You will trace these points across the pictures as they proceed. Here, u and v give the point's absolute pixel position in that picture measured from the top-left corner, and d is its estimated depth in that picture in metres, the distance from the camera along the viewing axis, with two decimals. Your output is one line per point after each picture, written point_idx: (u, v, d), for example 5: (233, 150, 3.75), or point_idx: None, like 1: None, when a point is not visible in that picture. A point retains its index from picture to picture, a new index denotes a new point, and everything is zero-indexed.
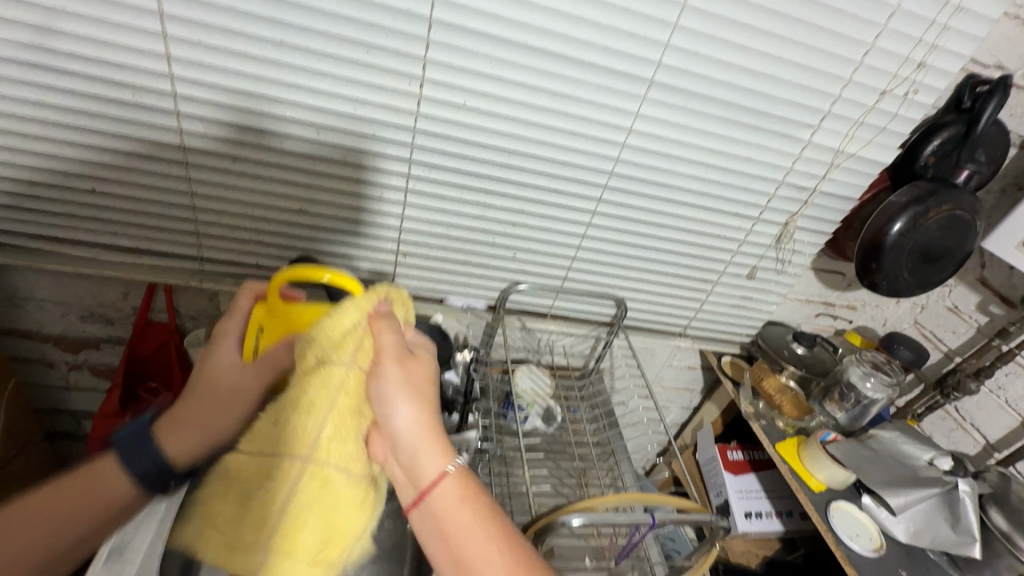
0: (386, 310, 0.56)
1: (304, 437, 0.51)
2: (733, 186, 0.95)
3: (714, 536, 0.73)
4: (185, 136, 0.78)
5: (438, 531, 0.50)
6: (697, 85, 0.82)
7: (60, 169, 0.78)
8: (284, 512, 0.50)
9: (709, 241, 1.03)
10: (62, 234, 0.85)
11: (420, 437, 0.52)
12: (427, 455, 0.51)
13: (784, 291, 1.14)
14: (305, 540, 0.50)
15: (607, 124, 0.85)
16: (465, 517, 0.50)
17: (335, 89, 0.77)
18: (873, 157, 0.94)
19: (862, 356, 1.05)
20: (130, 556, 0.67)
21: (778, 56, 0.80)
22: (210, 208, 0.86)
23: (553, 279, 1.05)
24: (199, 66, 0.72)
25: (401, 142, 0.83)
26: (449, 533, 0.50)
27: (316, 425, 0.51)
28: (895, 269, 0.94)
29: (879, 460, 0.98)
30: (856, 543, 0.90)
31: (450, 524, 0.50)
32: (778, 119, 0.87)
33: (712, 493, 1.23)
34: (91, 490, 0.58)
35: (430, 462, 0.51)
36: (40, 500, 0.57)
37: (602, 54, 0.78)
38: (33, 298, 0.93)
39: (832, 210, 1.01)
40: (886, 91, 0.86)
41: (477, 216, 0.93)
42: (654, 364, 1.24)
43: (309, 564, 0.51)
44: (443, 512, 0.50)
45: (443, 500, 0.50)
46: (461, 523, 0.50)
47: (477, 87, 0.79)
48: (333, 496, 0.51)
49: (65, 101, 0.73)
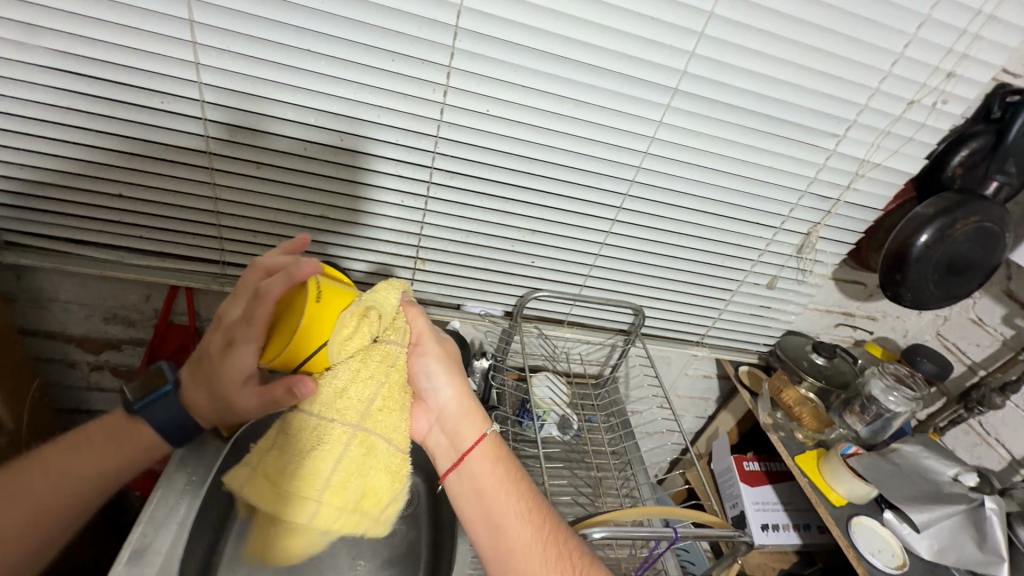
0: (412, 298, 0.62)
1: (351, 408, 0.54)
2: (755, 195, 0.94)
3: (737, 552, 0.72)
4: (211, 142, 0.79)
5: (472, 489, 0.63)
6: (721, 94, 0.82)
7: (89, 174, 0.80)
8: (332, 473, 0.54)
9: (729, 250, 1.02)
10: (89, 238, 0.87)
11: (463, 406, 0.67)
12: (466, 427, 0.66)
13: (804, 301, 1.13)
14: (349, 493, 0.55)
15: (630, 132, 0.85)
16: (497, 474, 0.63)
17: (359, 96, 0.77)
18: (898, 167, 0.92)
19: (884, 369, 1.03)
20: (152, 558, 0.67)
21: (804, 66, 0.79)
22: (233, 213, 0.86)
23: (571, 287, 1.05)
24: (228, 74, 0.73)
25: (423, 149, 0.83)
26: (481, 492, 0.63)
27: (368, 396, 0.54)
28: (921, 281, 0.92)
29: (901, 475, 0.97)
30: (879, 559, 0.88)
31: (482, 483, 0.63)
32: (802, 129, 0.86)
33: (728, 504, 1.22)
34: (119, 442, 0.61)
35: (468, 432, 0.66)
36: (63, 458, 0.59)
37: (627, 63, 0.77)
38: (58, 299, 0.94)
39: (855, 221, 1.00)
40: (913, 101, 0.85)
41: (497, 223, 0.93)
42: (671, 372, 1.23)
43: (350, 513, 0.56)
44: (476, 473, 0.64)
45: (477, 463, 0.64)
46: (493, 483, 0.63)
47: (501, 95, 0.79)
48: (376, 458, 0.56)
49: (96, 107, 0.74)
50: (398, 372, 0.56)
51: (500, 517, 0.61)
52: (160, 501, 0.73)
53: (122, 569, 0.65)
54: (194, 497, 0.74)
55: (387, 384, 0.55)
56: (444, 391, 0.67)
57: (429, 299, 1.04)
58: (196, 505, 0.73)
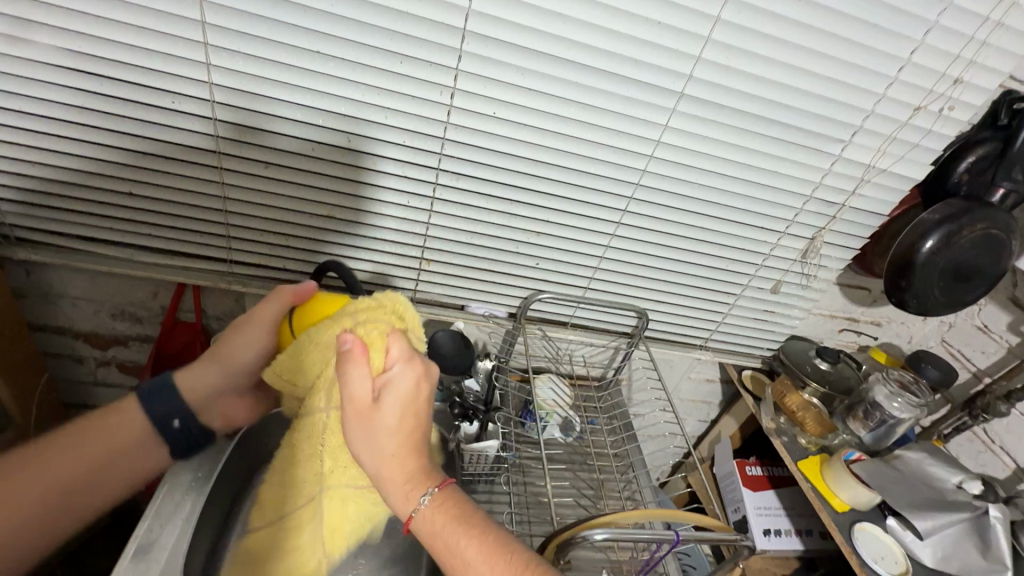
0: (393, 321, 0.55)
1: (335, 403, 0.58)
2: (760, 199, 0.94)
3: (737, 555, 0.72)
4: (220, 142, 0.80)
5: (436, 542, 0.51)
6: (727, 99, 0.82)
7: (99, 172, 0.81)
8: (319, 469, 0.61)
9: (734, 254, 1.02)
10: (99, 235, 0.88)
11: (398, 446, 0.51)
12: (399, 472, 0.51)
13: (808, 305, 1.13)
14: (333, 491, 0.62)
15: (635, 136, 0.85)
16: (449, 534, 0.50)
17: (367, 98, 0.78)
18: (904, 173, 0.92)
19: (888, 374, 1.03)
20: (157, 553, 0.69)
21: (811, 71, 0.79)
22: (241, 212, 0.87)
23: (575, 289, 1.05)
24: (238, 74, 0.74)
25: (429, 151, 0.84)
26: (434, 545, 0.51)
27: (347, 403, 0.56)
28: (925, 288, 0.92)
29: (905, 482, 0.96)
30: (881, 566, 0.88)
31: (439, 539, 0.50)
32: (808, 134, 0.86)
33: (730, 508, 1.21)
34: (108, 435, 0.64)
35: (404, 474, 0.51)
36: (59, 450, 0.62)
37: (633, 67, 0.78)
38: (67, 295, 0.95)
39: (860, 226, 1.00)
40: (920, 107, 0.84)
41: (502, 225, 0.94)
42: (674, 375, 1.23)
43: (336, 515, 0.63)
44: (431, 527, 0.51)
45: (425, 518, 0.51)
46: (444, 537, 0.50)
47: (507, 97, 0.80)
48: (360, 463, 0.60)
49: (107, 106, 0.75)
50: (372, 388, 0.52)
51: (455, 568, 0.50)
52: (166, 497, 0.74)
53: (127, 565, 0.66)
54: (199, 494, 0.75)
55: (356, 399, 0.55)
56: (379, 427, 0.51)
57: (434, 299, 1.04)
58: (200, 503, 0.74)
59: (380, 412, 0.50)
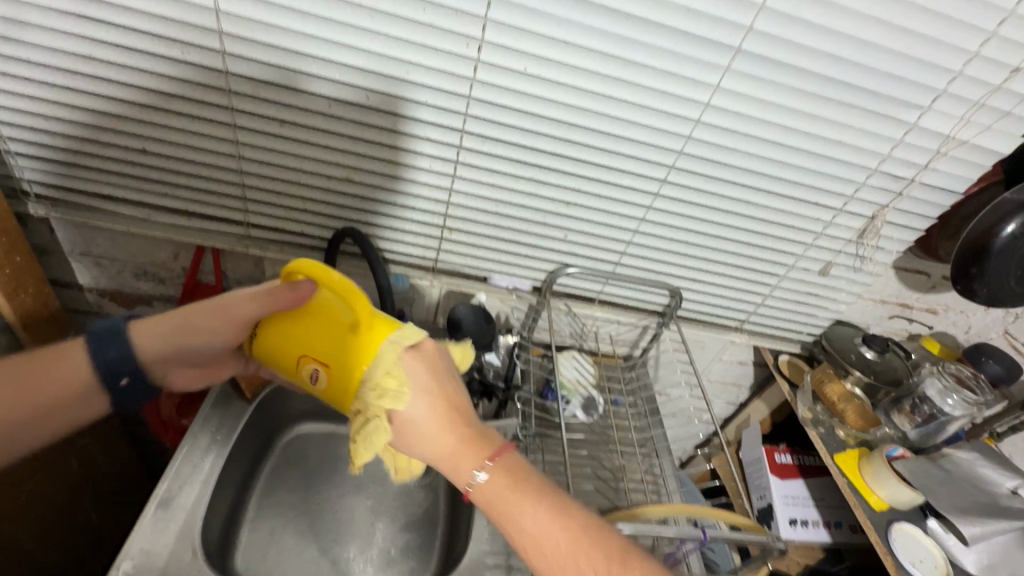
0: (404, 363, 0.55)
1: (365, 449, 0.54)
2: (818, 172, 0.85)
3: (766, 555, 0.66)
4: (233, 97, 0.75)
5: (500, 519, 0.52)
6: (791, 56, 0.72)
7: (113, 128, 0.78)
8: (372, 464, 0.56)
9: (781, 231, 0.93)
10: (116, 193, 0.86)
11: (441, 431, 0.53)
12: (464, 454, 0.53)
13: (859, 290, 1.04)
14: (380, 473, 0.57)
15: (680, 97, 0.76)
16: (512, 501, 0.51)
17: (388, 50, 0.71)
18: (989, 145, 0.81)
19: (944, 368, 0.96)
20: (176, 513, 0.74)
21: (892, 24, 0.69)
22: (257, 172, 0.84)
23: (604, 264, 0.99)
24: (250, 23, 0.69)
25: (452, 110, 0.78)
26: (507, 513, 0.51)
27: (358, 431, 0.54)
28: (1000, 277, 0.82)
29: (953, 483, 0.89)
30: (919, 570, 0.83)
31: (522, 534, 0.51)
32: (881, 98, 0.76)
33: (755, 495, 1.18)
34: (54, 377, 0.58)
35: (474, 454, 0.53)
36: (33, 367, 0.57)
37: (685, 17, 0.69)
38: (89, 254, 0.94)
39: (929, 205, 0.90)
40: (1020, 68, 0.73)
41: (530, 193, 0.88)
42: (704, 357, 1.17)
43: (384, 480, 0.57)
44: (488, 496, 0.52)
45: (489, 491, 0.52)
46: (528, 525, 0.51)
47: (540, 51, 0.72)
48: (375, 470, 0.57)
49: (118, 57, 0.71)
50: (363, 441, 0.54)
51: (529, 547, 0.50)
52: (186, 458, 0.80)
53: (149, 519, 0.72)
54: (218, 453, 0.82)
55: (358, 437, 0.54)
56: (412, 407, 0.53)
57: (455, 270, 1.00)
58: (217, 465, 0.80)
59: (414, 419, 0.53)
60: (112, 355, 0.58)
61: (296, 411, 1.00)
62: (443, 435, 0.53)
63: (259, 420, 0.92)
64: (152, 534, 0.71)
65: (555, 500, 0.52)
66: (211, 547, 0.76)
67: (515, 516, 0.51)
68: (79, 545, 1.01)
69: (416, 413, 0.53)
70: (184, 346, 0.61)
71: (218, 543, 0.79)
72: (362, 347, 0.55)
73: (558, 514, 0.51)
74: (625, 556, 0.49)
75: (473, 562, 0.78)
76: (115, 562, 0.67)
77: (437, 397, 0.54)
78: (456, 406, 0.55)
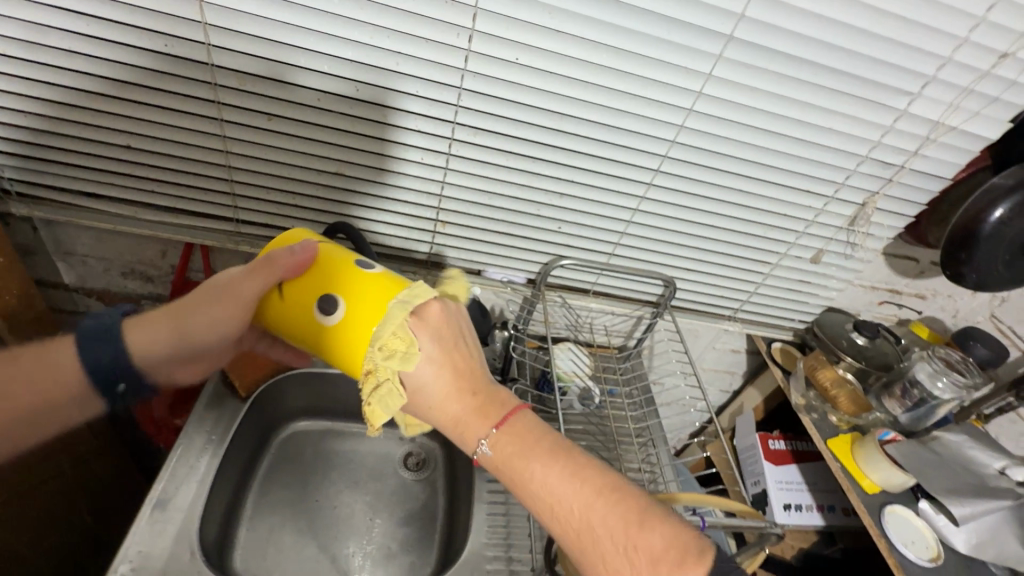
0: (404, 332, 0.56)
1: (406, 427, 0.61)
2: (809, 160, 0.85)
3: (763, 541, 0.66)
4: (219, 91, 0.74)
5: (518, 478, 0.52)
6: (783, 43, 0.72)
7: (96, 124, 0.76)
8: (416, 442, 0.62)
9: (773, 220, 0.94)
10: (101, 190, 0.84)
11: (452, 395, 0.55)
12: (475, 415, 0.55)
13: (849, 276, 1.05)
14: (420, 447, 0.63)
15: (673, 86, 0.76)
16: (533, 458, 0.53)
17: (377, 41, 0.70)
18: (977, 131, 0.82)
19: (933, 352, 0.97)
20: (172, 514, 0.73)
21: (882, 10, 0.69)
22: (245, 168, 0.82)
23: (597, 255, 0.99)
24: (235, 14, 0.67)
25: (443, 101, 0.77)
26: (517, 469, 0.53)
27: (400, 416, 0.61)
28: (989, 262, 0.83)
29: (944, 466, 0.91)
30: (912, 551, 0.85)
31: (543, 490, 0.51)
32: (872, 85, 0.76)
33: (749, 481, 1.19)
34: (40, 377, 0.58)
35: (487, 416, 0.55)
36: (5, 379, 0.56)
37: (677, 5, 0.68)
38: (75, 253, 0.93)
39: (919, 191, 0.90)
40: (1008, 54, 0.73)
41: (523, 185, 0.87)
42: (698, 346, 1.18)
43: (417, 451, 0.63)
44: (505, 451, 0.54)
45: (503, 445, 0.54)
46: (549, 478, 0.51)
47: (530, 40, 0.71)
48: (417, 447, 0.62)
49: (99, 50, 0.69)
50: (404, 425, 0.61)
51: (550, 502, 0.51)
52: (181, 459, 0.79)
53: (146, 521, 0.71)
54: (213, 453, 0.81)
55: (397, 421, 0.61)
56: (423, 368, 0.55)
57: (449, 264, 1.00)
58: (213, 465, 0.80)
59: (425, 384, 0.56)
60: (105, 353, 0.60)
61: (291, 408, 0.99)
62: (453, 395, 0.56)
63: (254, 419, 0.91)
64: (148, 536, 0.70)
65: (570, 454, 0.53)
66: (209, 547, 0.75)
67: (531, 465, 0.52)
68: (74, 548, 1.00)
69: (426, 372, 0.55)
70: (176, 340, 0.62)
71: (216, 543, 0.78)
72: (366, 299, 0.58)
73: (569, 473, 0.52)
74: (643, 514, 0.49)
75: (474, 554, 0.78)
76: (111, 565, 0.67)
77: (448, 369, 0.56)
78: (469, 371, 0.57)
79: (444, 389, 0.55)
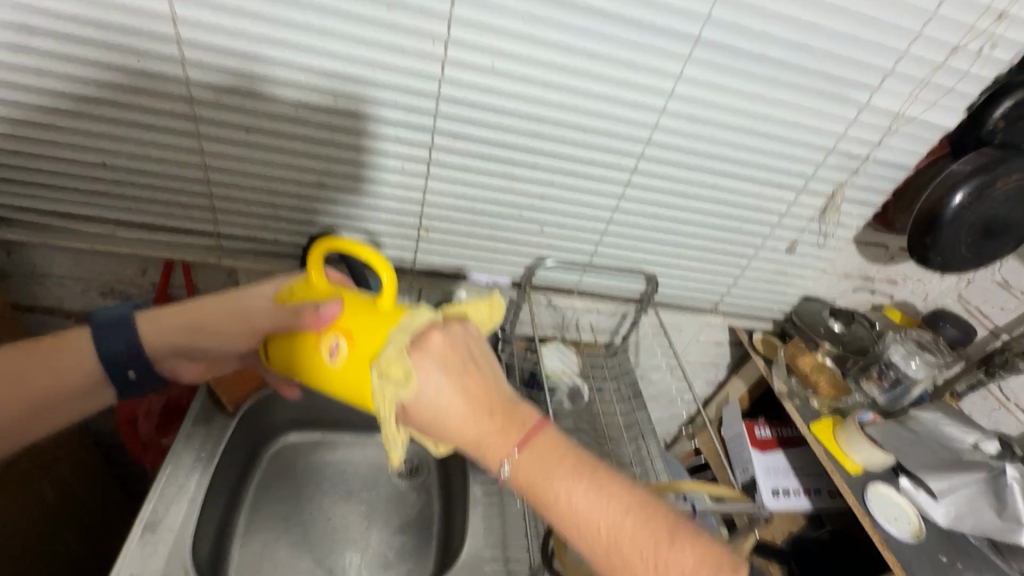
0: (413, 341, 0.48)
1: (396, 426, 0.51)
2: (779, 154, 0.88)
3: (752, 524, 0.69)
4: (196, 106, 0.74)
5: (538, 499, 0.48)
6: (748, 43, 0.74)
7: (70, 143, 0.75)
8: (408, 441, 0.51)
9: (748, 213, 0.97)
10: (77, 210, 0.83)
11: (466, 412, 0.48)
12: (495, 435, 0.48)
13: (824, 265, 1.08)
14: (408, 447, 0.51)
15: (646, 87, 0.78)
16: (555, 475, 0.48)
17: (354, 52, 0.71)
18: (935, 121, 0.86)
19: (906, 335, 1.02)
20: (164, 535, 0.72)
21: (840, 9, 0.72)
22: (225, 182, 0.82)
23: (580, 255, 1.00)
24: (209, 29, 0.67)
25: (422, 109, 0.77)
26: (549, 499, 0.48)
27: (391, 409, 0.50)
28: (952, 245, 0.87)
29: (921, 443, 0.94)
30: (893, 527, 0.88)
31: (566, 513, 0.47)
32: (835, 80, 0.80)
33: (738, 469, 1.21)
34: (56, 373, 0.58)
35: (507, 434, 0.49)
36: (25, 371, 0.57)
37: (645, 9, 0.70)
38: (52, 275, 0.91)
39: (885, 180, 0.94)
40: (959, 46, 0.77)
41: (504, 188, 0.88)
42: (682, 339, 1.20)
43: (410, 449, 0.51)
44: (526, 474, 0.48)
45: (525, 469, 0.48)
46: (572, 504, 0.47)
47: (505, 47, 0.72)
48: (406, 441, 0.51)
49: (71, 69, 0.69)
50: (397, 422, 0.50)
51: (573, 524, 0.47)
52: (170, 478, 0.78)
53: (136, 544, 0.70)
54: (203, 471, 0.80)
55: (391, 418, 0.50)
56: (428, 386, 0.47)
57: (434, 270, 1.00)
58: (204, 483, 0.79)
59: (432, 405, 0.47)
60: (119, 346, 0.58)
61: (281, 422, 0.98)
62: (469, 416, 0.48)
63: (243, 434, 0.90)
64: (140, 559, 0.69)
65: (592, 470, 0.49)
66: (203, 566, 0.74)
67: (554, 489, 0.48)
68: None
69: (433, 389, 0.47)
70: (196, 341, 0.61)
71: (209, 562, 0.77)
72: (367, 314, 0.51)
73: (603, 496, 0.47)
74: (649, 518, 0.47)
75: (471, 557, 0.78)
76: None
77: (466, 382, 0.48)
78: (481, 382, 0.49)
79: (455, 408, 0.48)
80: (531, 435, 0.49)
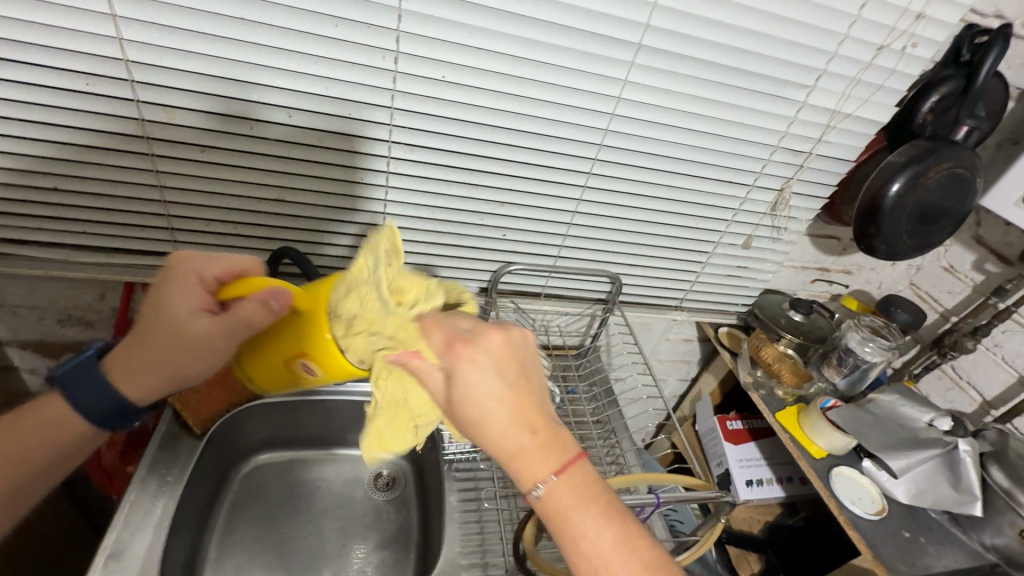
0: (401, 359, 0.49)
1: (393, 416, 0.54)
2: (728, 153, 0.92)
3: (719, 511, 0.70)
4: (148, 126, 0.74)
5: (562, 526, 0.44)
6: (688, 48, 0.78)
7: (18, 168, 0.74)
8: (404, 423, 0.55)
9: (703, 211, 1.00)
10: (27, 236, 0.81)
11: (511, 422, 0.44)
12: (537, 455, 0.44)
13: (780, 258, 1.12)
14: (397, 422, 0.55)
15: (595, 93, 0.81)
16: (586, 507, 0.44)
17: (306, 69, 0.72)
18: (869, 116, 0.90)
19: (860, 321, 1.05)
20: (129, 562, 0.71)
21: (770, 14, 0.76)
22: (182, 201, 0.82)
23: (544, 259, 1.02)
24: (159, 50, 0.68)
25: (379, 122, 0.79)
26: (571, 529, 0.44)
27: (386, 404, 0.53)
28: (894, 233, 0.92)
29: (880, 424, 0.98)
30: (859, 507, 0.90)
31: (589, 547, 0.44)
32: (773, 81, 0.84)
33: (713, 463, 1.24)
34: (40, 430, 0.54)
35: (549, 459, 0.44)
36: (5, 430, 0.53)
37: (589, 19, 0.73)
38: (5, 304, 0.89)
39: (829, 174, 0.99)
40: (884, 46, 0.82)
41: (465, 197, 0.90)
42: (651, 338, 1.23)
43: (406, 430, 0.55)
44: (558, 497, 0.44)
45: (563, 490, 0.44)
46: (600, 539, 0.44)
47: (455, 59, 0.74)
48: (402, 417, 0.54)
49: (16, 93, 0.68)
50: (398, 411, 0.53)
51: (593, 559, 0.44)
52: (134, 505, 0.76)
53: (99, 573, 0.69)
54: (170, 495, 0.79)
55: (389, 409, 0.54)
56: (479, 382, 0.44)
57: None
58: (170, 507, 0.77)
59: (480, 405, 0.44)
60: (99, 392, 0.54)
61: (252, 442, 0.97)
62: (516, 426, 0.45)
63: (212, 456, 0.89)
64: None
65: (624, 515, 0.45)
66: None
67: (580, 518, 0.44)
68: None
69: (485, 389, 0.44)
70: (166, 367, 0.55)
71: None
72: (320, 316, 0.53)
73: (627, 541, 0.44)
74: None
75: (447, 565, 0.78)
76: None
77: (518, 399, 0.45)
78: (535, 396, 0.46)
79: (503, 412, 0.44)
80: (571, 463, 0.45)
